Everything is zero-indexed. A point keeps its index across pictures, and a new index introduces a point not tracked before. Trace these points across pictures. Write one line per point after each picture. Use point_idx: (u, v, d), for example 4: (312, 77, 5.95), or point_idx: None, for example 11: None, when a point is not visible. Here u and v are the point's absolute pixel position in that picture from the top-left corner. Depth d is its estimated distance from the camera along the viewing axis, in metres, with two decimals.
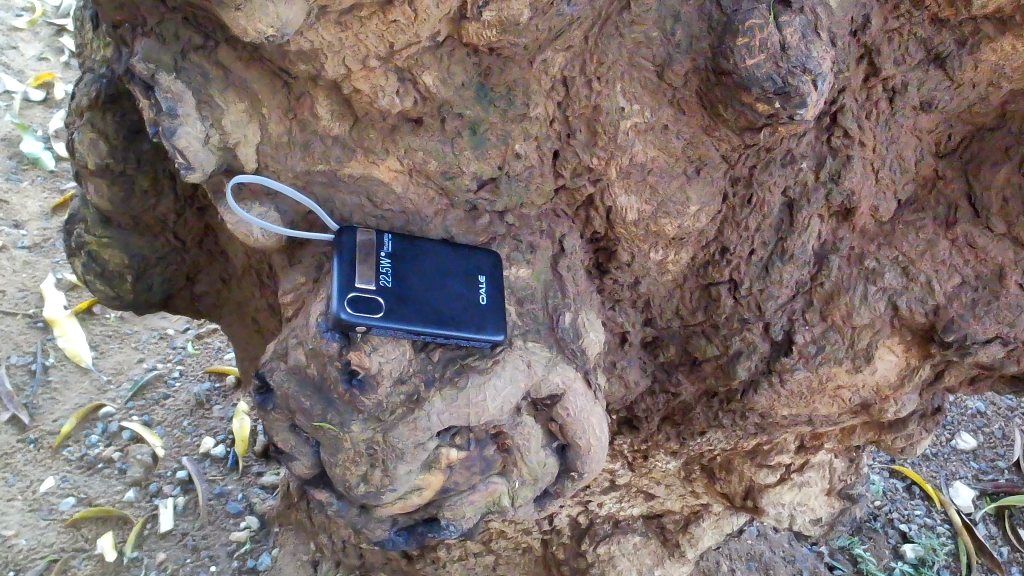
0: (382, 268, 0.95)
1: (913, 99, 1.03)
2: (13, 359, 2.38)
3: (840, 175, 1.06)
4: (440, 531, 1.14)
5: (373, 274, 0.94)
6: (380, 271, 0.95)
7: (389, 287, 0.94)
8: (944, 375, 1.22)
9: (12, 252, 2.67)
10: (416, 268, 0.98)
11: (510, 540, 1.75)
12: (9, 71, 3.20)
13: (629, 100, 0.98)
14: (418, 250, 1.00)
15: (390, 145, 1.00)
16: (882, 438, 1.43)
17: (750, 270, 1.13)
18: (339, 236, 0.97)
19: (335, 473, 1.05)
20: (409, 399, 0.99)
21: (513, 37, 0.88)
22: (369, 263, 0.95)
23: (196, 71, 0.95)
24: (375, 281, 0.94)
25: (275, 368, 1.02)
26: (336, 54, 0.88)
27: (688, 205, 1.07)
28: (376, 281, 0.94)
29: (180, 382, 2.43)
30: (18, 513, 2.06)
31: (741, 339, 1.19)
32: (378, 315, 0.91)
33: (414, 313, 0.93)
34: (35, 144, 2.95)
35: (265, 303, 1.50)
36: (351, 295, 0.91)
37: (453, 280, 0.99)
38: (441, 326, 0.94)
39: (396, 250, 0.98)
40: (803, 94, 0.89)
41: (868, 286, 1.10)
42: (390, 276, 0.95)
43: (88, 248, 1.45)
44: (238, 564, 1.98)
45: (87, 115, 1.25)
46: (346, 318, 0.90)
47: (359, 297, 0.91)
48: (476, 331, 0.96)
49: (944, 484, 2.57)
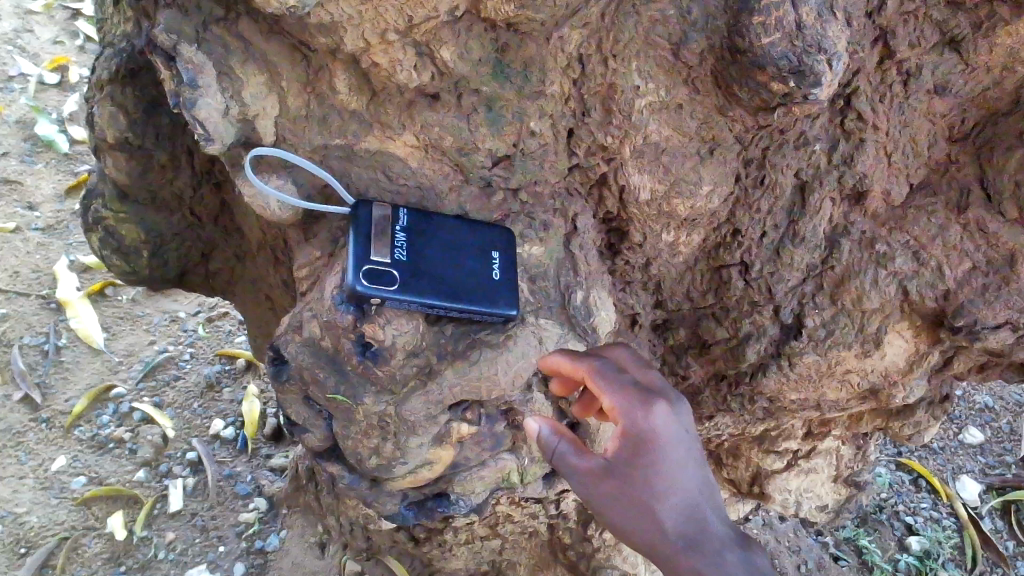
0: (398, 242, 0.96)
1: (926, 83, 1.03)
2: (26, 339, 2.32)
3: (852, 158, 1.07)
4: (450, 507, 1.17)
5: (389, 246, 0.95)
6: (395, 244, 0.96)
7: (404, 260, 0.95)
8: (953, 362, 1.24)
9: (26, 233, 2.61)
10: (431, 243, 0.99)
11: (517, 525, 1.65)
12: (25, 55, 3.17)
13: (644, 78, 0.99)
14: (434, 224, 1.00)
15: (407, 119, 1.01)
16: (890, 425, 1.44)
17: (761, 252, 1.14)
18: (357, 209, 0.98)
19: (348, 446, 1.08)
20: (422, 371, 1.01)
21: (531, 11, 0.89)
22: (384, 237, 0.96)
23: (217, 42, 0.97)
24: (390, 254, 0.95)
25: (289, 340, 1.03)
26: (356, 28, 0.89)
27: (701, 185, 1.07)
28: (391, 254, 0.95)
29: (192, 364, 2.32)
30: (29, 491, 2.01)
31: (751, 321, 1.19)
32: (392, 288, 0.93)
33: (428, 287, 0.95)
34: (49, 126, 2.90)
35: (278, 279, 1.50)
36: (367, 268, 0.92)
37: (470, 256, 1.00)
38: (454, 301, 0.96)
39: (412, 225, 0.99)
40: (818, 73, 0.89)
41: (878, 270, 1.11)
42: (405, 249, 0.96)
43: (105, 222, 1.47)
44: (247, 546, 1.90)
45: (107, 88, 1.26)
46: (361, 291, 0.91)
47: (374, 270, 0.93)
48: (485, 306, 0.98)
49: (951, 478, 2.42)
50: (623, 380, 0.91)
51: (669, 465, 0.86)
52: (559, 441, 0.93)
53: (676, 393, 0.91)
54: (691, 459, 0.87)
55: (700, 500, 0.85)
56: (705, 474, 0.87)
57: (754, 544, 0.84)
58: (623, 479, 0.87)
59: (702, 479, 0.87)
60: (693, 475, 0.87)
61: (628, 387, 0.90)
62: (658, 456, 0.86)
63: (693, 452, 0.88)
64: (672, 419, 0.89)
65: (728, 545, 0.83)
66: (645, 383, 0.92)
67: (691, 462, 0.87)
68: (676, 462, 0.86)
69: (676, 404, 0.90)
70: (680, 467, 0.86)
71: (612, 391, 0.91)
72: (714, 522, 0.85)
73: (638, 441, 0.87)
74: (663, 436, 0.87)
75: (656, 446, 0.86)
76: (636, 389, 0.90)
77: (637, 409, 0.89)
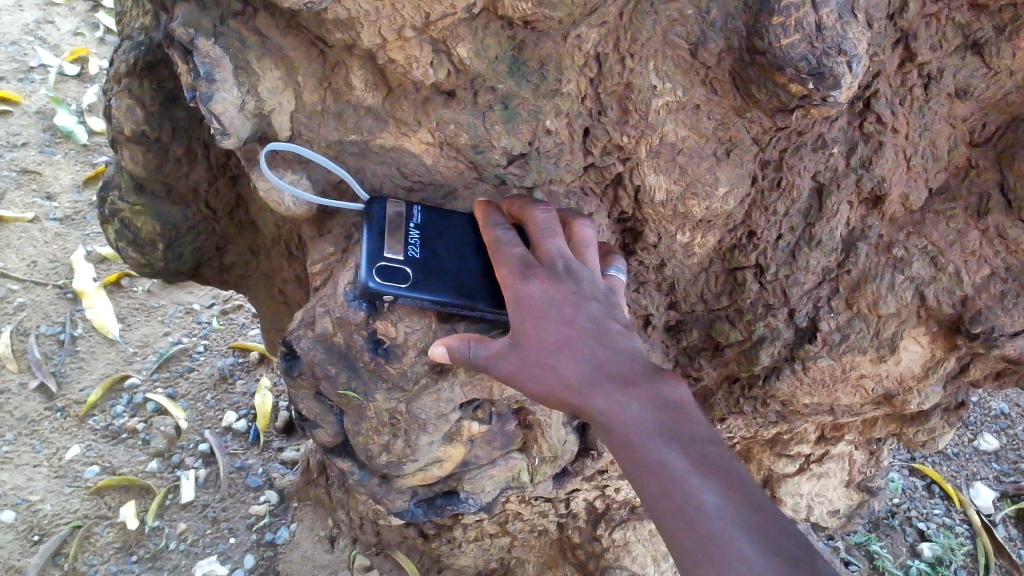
0: (411, 239, 0.97)
1: (947, 86, 1.02)
2: (43, 328, 2.33)
3: (871, 161, 1.06)
4: (459, 504, 1.19)
5: (402, 244, 0.96)
6: (409, 241, 0.96)
7: (417, 257, 0.95)
8: (969, 369, 1.24)
9: (44, 223, 2.62)
10: (443, 240, 0.98)
11: (526, 522, 1.65)
12: (45, 46, 3.17)
13: (662, 77, 0.98)
14: (448, 221, 1.00)
15: (422, 116, 1.01)
16: (904, 431, 1.43)
17: (776, 255, 1.13)
18: (371, 208, 0.99)
19: (358, 442, 1.09)
20: (433, 369, 1.01)
21: (548, 10, 0.88)
22: (397, 234, 0.96)
23: (234, 36, 0.97)
24: (403, 251, 0.95)
25: (302, 335, 1.03)
26: (372, 24, 0.89)
27: (717, 186, 1.06)
28: (405, 251, 0.95)
29: (205, 356, 2.33)
30: (44, 479, 2.01)
31: (766, 324, 1.18)
32: (404, 285, 0.93)
33: (440, 284, 0.95)
34: (68, 117, 2.91)
35: (292, 274, 1.51)
36: (380, 264, 0.93)
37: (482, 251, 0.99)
38: (466, 299, 0.95)
39: (426, 222, 0.99)
40: (838, 76, 0.88)
41: (895, 274, 1.10)
42: (419, 247, 0.96)
43: (122, 215, 1.48)
44: (257, 537, 1.89)
45: (124, 81, 1.26)
46: (373, 287, 0.92)
47: (387, 267, 0.93)
48: (488, 304, 0.96)
49: (965, 485, 2.37)
50: (511, 254, 0.93)
51: (558, 327, 0.89)
52: (461, 339, 0.93)
53: (564, 258, 0.93)
54: (588, 317, 0.90)
55: (604, 350, 0.89)
56: (605, 325, 0.90)
57: (661, 373, 0.88)
58: (525, 347, 0.89)
59: (595, 329, 0.89)
60: (592, 329, 0.89)
61: (514, 261, 0.92)
62: (553, 318, 0.89)
63: (586, 308, 0.90)
64: (562, 283, 0.91)
65: (632, 381, 0.87)
66: (534, 255, 0.93)
67: (588, 316, 0.90)
68: (573, 319, 0.89)
69: (565, 270, 0.92)
70: (572, 326, 0.89)
71: (500, 269, 0.93)
72: (620, 365, 0.88)
73: (531, 309, 0.89)
74: (553, 300, 0.89)
75: (547, 317, 0.89)
76: (523, 264, 0.92)
77: (526, 281, 0.91)
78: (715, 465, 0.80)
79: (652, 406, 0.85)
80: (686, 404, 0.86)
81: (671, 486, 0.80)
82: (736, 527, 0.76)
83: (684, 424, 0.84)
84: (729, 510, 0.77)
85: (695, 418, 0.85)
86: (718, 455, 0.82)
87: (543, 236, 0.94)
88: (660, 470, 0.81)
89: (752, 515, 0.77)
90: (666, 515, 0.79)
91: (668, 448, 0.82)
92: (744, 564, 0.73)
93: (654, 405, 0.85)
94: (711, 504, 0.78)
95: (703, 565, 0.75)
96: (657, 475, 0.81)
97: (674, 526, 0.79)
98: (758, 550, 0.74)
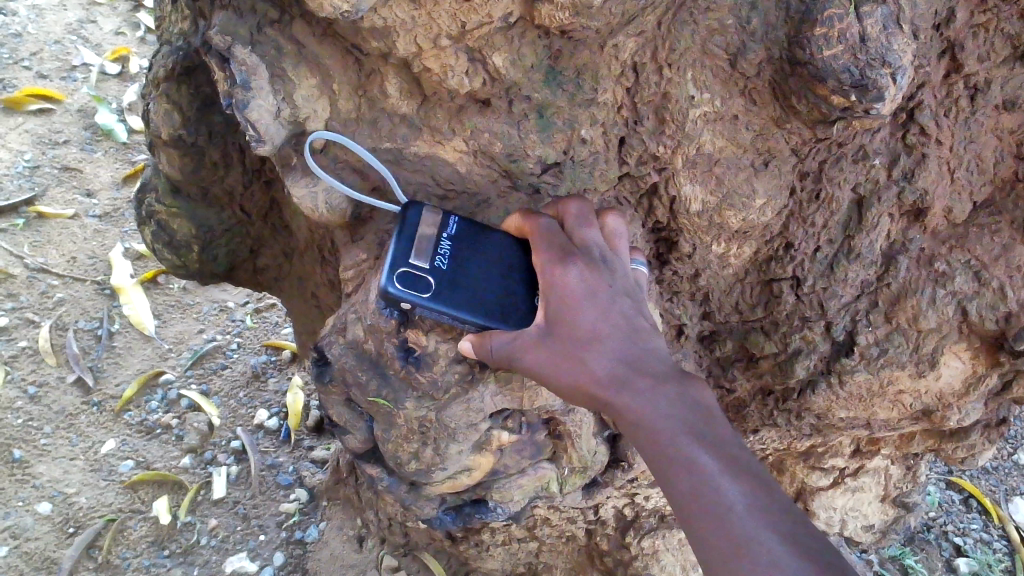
0: (440, 249, 0.95)
1: (994, 98, 1.00)
2: (81, 323, 2.36)
3: (914, 173, 1.03)
4: (487, 513, 1.19)
5: (429, 253, 0.95)
6: (437, 251, 0.95)
7: (442, 269, 0.94)
8: (1011, 386, 1.21)
9: (84, 220, 2.65)
10: (473, 254, 0.97)
11: (555, 529, 1.62)
12: (87, 45, 3.21)
13: (700, 88, 0.97)
14: (484, 236, 0.98)
15: (456, 124, 1.00)
16: (942, 446, 1.40)
17: (814, 267, 1.11)
18: (407, 212, 0.98)
19: (388, 449, 1.09)
20: (462, 379, 1.00)
21: (585, 20, 0.88)
22: (426, 244, 0.96)
23: (270, 45, 0.97)
24: (430, 261, 0.94)
25: (333, 341, 1.03)
26: (408, 32, 0.89)
27: (755, 198, 1.04)
28: (431, 260, 0.94)
29: (238, 354, 2.34)
30: (80, 472, 2.04)
31: (801, 336, 1.15)
32: (423, 295, 0.92)
33: (461, 298, 0.93)
34: (109, 116, 2.95)
35: (325, 277, 1.51)
36: (401, 270, 0.92)
37: (509, 268, 0.96)
38: (485, 316, 0.93)
39: (459, 234, 0.98)
40: (882, 88, 0.86)
41: (936, 289, 1.08)
42: (446, 258, 0.95)
43: (158, 216, 1.50)
44: (286, 535, 1.90)
45: (163, 86, 1.28)
46: (393, 292, 0.92)
47: (409, 274, 0.93)
48: (504, 324, 0.93)
49: (1004, 500, 2.27)
50: (549, 242, 0.93)
51: (593, 314, 0.88)
52: (487, 336, 0.91)
53: (601, 249, 0.93)
54: (622, 311, 0.90)
55: (636, 346, 0.88)
56: (636, 321, 0.90)
57: (688, 374, 0.88)
58: (557, 337, 0.88)
59: (629, 323, 0.90)
60: (624, 324, 0.89)
61: (552, 247, 0.92)
62: (590, 308, 0.89)
63: (620, 301, 0.91)
64: (599, 273, 0.91)
65: (663, 378, 0.86)
66: (570, 243, 0.93)
67: (622, 312, 0.90)
68: (608, 312, 0.89)
69: (602, 260, 0.93)
70: (606, 318, 0.89)
71: (538, 255, 0.93)
72: (650, 361, 0.88)
73: (568, 298, 0.89)
74: (588, 287, 0.89)
75: (582, 305, 0.89)
76: (560, 250, 0.92)
77: (564, 267, 0.91)
78: (744, 468, 0.80)
79: (682, 405, 0.84)
80: (713, 407, 0.86)
81: (699, 485, 0.79)
82: (766, 530, 0.75)
83: (713, 426, 0.83)
84: (759, 511, 0.77)
85: (721, 420, 0.85)
86: (747, 459, 0.81)
87: (580, 226, 0.95)
88: (689, 470, 0.80)
89: (780, 519, 0.76)
90: (692, 515, 0.79)
91: (696, 447, 0.81)
92: (775, 566, 0.73)
93: (683, 405, 0.85)
94: (739, 504, 0.77)
95: (728, 560, 0.75)
96: (685, 474, 0.80)
97: (698, 525, 0.78)
98: (790, 554, 0.73)
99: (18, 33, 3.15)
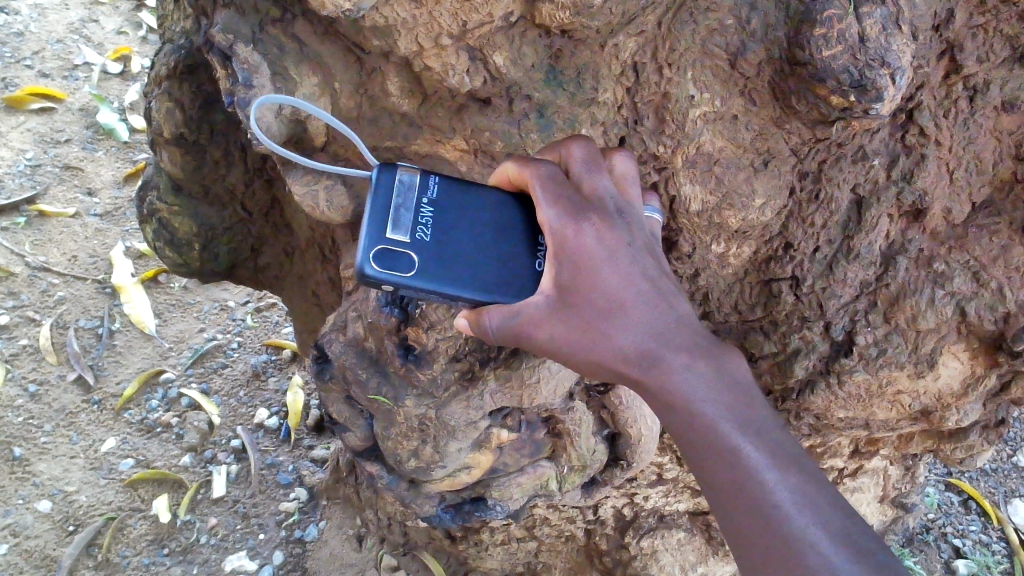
0: (422, 219, 0.88)
1: (994, 99, 1.00)
2: (81, 322, 2.36)
3: (913, 174, 1.03)
4: (486, 511, 1.18)
5: (409, 225, 0.87)
6: (418, 222, 0.87)
7: (425, 242, 0.87)
8: (1010, 386, 1.22)
9: (85, 219, 2.66)
10: (456, 221, 0.90)
11: (553, 528, 1.63)
12: (89, 44, 3.21)
13: (700, 88, 0.97)
14: (465, 199, 0.91)
15: (457, 123, 1.01)
16: (941, 447, 1.40)
17: (813, 267, 1.11)
18: (378, 176, 0.88)
19: (387, 446, 1.10)
20: (463, 377, 1.03)
21: (587, 19, 0.89)
22: (405, 213, 0.87)
23: (272, 43, 0.98)
24: (410, 233, 0.87)
25: (334, 339, 1.05)
26: (409, 31, 0.89)
27: (754, 198, 1.04)
28: (412, 233, 0.87)
29: (238, 353, 2.34)
30: (80, 470, 2.04)
31: (800, 336, 1.16)
32: (406, 274, 0.85)
33: (449, 273, 0.87)
34: (110, 115, 2.95)
35: (326, 275, 1.51)
36: (379, 249, 0.84)
37: (500, 234, 0.89)
38: (477, 291, 0.87)
39: (438, 199, 0.90)
40: (880, 88, 0.86)
41: (935, 289, 1.08)
42: (430, 229, 0.88)
43: (160, 214, 1.50)
44: (286, 534, 1.90)
45: (165, 84, 1.28)
46: (372, 275, 0.84)
47: (388, 252, 0.85)
48: (501, 297, 0.87)
49: (1003, 502, 2.27)
50: (556, 195, 0.85)
51: (614, 282, 0.81)
52: (482, 312, 0.85)
53: (617, 203, 0.86)
54: (645, 274, 0.83)
55: (664, 314, 0.82)
56: (661, 284, 0.84)
57: (721, 345, 0.83)
58: (574, 308, 0.82)
59: (654, 287, 0.83)
60: (649, 289, 0.83)
61: (563, 204, 0.84)
62: (610, 273, 0.82)
63: (642, 262, 0.83)
64: (616, 232, 0.83)
65: (695, 353, 0.81)
66: (582, 195, 0.85)
67: (645, 276, 0.83)
68: (630, 277, 0.82)
69: (618, 215, 0.85)
70: (629, 284, 0.82)
71: (546, 213, 0.84)
72: (680, 332, 0.82)
73: (584, 262, 0.82)
74: (607, 249, 0.82)
75: (601, 270, 0.81)
76: (573, 206, 0.84)
77: (579, 227, 0.83)
78: (786, 457, 0.77)
79: (718, 385, 0.80)
80: (748, 384, 0.81)
81: (745, 480, 0.76)
82: (814, 527, 0.73)
83: (751, 408, 0.79)
84: (808, 510, 0.74)
85: (759, 399, 0.81)
86: (791, 448, 0.78)
87: (590, 175, 0.87)
88: (733, 462, 0.77)
89: (830, 516, 0.74)
90: (737, 511, 0.76)
91: (739, 437, 0.77)
92: (826, 568, 0.70)
93: (719, 384, 0.80)
94: (787, 501, 0.74)
95: (780, 562, 0.73)
96: (729, 467, 0.77)
97: (739, 519, 0.76)
98: (841, 554, 0.71)
99: (20, 32, 3.15)
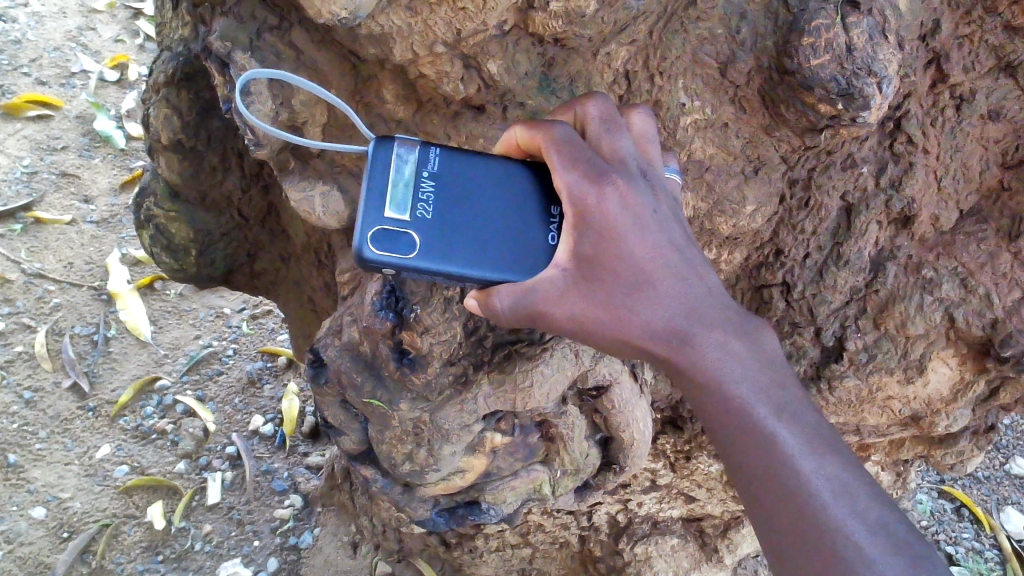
0: (422, 197, 0.86)
1: (980, 107, 1.02)
2: (77, 328, 2.37)
3: (901, 182, 1.05)
4: (480, 515, 1.19)
5: (409, 203, 0.85)
6: (418, 200, 0.86)
7: (425, 221, 0.85)
8: (999, 393, 1.23)
9: (81, 226, 2.66)
10: (459, 197, 0.88)
11: (547, 534, 1.64)
12: (86, 52, 3.22)
13: (690, 96, 0.99)
14: (469, 174, 0.89)
15: (452, 130, 1.03)
16: (932, 453, 1.41)
17: (804, 274, 1.12)
18: (376, 154, 0.86)
19: (381, 450, 1.11)
20: (457, 380, 1.06)
21: (579, 28, 0.90)
22: (404, 191, 0.86)
23: (270, 49, 0.98)
24: (410, 212, 0.85)
25: (329, 343, 1.08)
26: (405, 39, 0.91)
27: (745, 204, 1.06)
28: (411, 212, 0.85)
29: (234, 360, 2.35)
30: (75, 477, 2.04)
31: (791, 342, 1.16)
32: (406, 255, 0.84)
33: (451, 253, 0.85)
34: (107, 122, 2.96)
35: (321, 281, 1.52)
36: (376, 232, 0.83)
37: (505, 210, 0.87)
38: (482, 269, 0.85)
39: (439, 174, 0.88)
40: (867, 96, 0.88)
41: (924, 296, 1.09)
42: (430, 207, 0.86)
43: (156, 220, 1.51)
44: (281, 541, 1.90)
45: (163, 91, 1.29)
46: (370, 258, 0.83)
47: (387, 234, 0.84)
48: (507, 275, 0.85)
49: (995, 509, 2.28)
50: (575, 159, 0.81)
51: (642, 254, 0.80)
52: (493, 292, 0.83)
53: (639, 166, 0.83)
54: (673, 244, 0.81)
55: (693, 290, 0.81)
56: (688, 255, 0.82)
57: (751, 322, 0.83)
58: (598, 282, 0.80)
59: (684, 260, 0.82)
60: (677, 261, 0.81)
61: (584, 169, 0.81)
62: (638, 246, 0.80)
63: (671, 233, 0.82)
64: (640, 197, 0.81)
65: (728, 333, 0.81)
66: (602, 158, 0.83)
67: (674, 248, 0.81)
68: (658, 249, 0.80)
69: (641, 177, 0.83)
70: (656, 256, 0.80)
71: (563, 178, 0.81)
72: (710, 309, 0.81)
73: (610, 233, 0.80)
74: (634, 218, 0.80)
75: (628, 241, 0.79)
76: (595, 171, 0.81)
77: (602, 191, 0.80)
78: (821, 444, 0.77)
79: (750, 367, 0.80)
80: (778, 363, 0.82)
81: (780, 467, 0.76)
82: (850, 518, 0.74)
83: (783, 391, 0.80)
84: (843, 499, 0.75)
85: (790, 380, 0.81)
86: (824, 431, 0.79)
87: (610, 136, 0.84)
88: (768, 448, 0.77)
89: (864, 504, 0.75)
90: (771, 499, 0.77)
91: (774, 422, 0.78)
92: (863, 558, 0.72)
93: (751, 365, 0.80)
94: (823, 490, 0.75)
95: (815, 553, 0.74)
96: (763, 453, 0.77)
97: (774, 506, 0.76)
98: (876, 545, 0.73)
99: (17, 39, 3.16)
